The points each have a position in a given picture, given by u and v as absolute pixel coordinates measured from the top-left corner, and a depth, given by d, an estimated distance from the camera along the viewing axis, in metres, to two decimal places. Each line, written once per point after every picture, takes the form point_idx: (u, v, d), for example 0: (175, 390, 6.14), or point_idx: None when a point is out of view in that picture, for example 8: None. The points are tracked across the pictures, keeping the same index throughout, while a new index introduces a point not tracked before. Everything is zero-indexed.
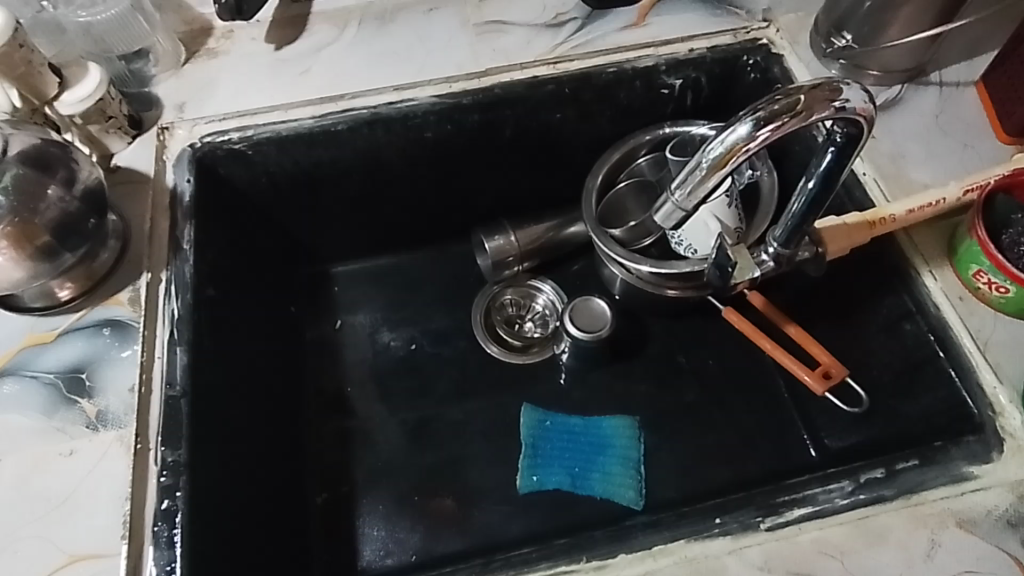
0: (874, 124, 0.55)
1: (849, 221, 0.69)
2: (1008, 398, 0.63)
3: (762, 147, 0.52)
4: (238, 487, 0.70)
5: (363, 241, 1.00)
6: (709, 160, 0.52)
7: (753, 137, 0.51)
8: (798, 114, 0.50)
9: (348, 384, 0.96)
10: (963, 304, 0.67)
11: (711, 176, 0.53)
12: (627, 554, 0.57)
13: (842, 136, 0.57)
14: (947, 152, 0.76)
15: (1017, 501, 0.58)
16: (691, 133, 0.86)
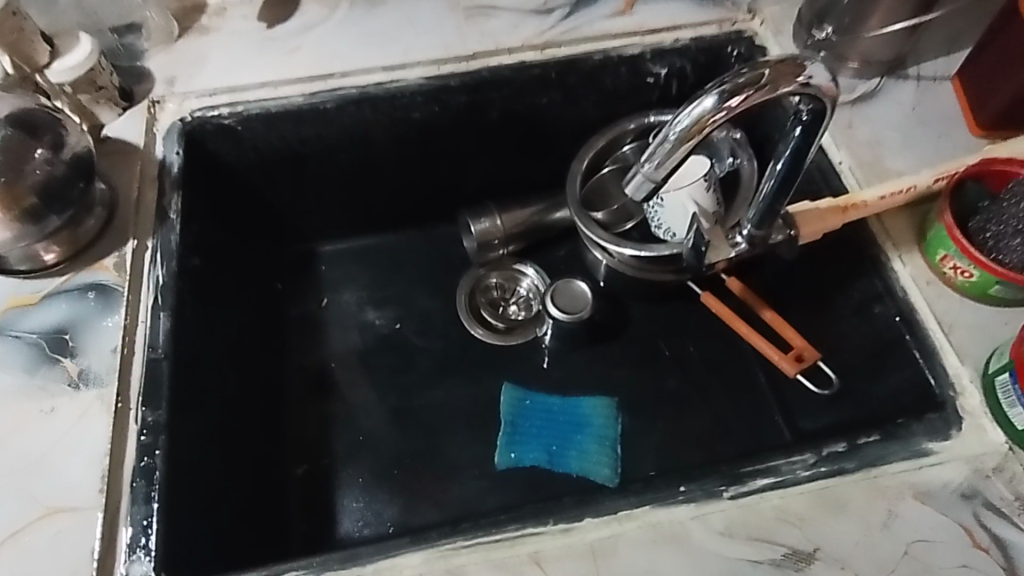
0: (838, 100, 0.56)
1: (823, 206, 0.70)
2: (970, 377, 0.65)
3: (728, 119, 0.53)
4: (216, 452, 0.71)
5: (350, 221, 1.02)
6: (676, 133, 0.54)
7: (719, 109, 0.53)
8: (763, 86, 0.52)
9: (331, 360, 0.97)
10: (931, 287, 0.69)
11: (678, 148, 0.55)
12: (593, 517, 0.59)
13: (808, 114, 0.58)
14: (923, 142, 0.78)
15: (971, 475, 0.60)
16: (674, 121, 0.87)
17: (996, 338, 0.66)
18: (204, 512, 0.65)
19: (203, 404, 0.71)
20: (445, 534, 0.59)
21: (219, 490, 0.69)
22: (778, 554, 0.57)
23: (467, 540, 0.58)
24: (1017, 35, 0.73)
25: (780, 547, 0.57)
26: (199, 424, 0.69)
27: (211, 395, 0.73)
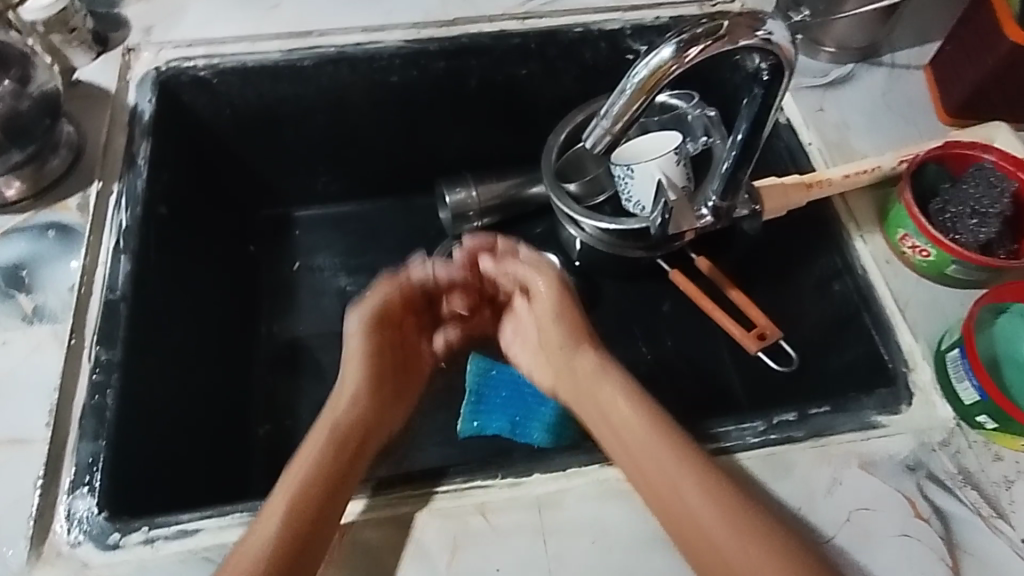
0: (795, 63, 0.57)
1: (787, 182, 0.72)
2: (921, 354, 0.66)
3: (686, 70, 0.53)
4: (172, 398, 0.71)
5: (326, 185, 1.02)
6: (634, 83, 0.53)
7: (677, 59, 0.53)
8: (722, 37, 0.52)
9: (300, 323, 0.96)
10: (889, 267, 0.70)
11: (637, 100, 0.54)
12: (543, 473, 0.59)
13: (768, 73, 0.58)
14: (890, 126, 0.79)
15: (918, 448, 0.61)
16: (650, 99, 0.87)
17: (949, 317, 0.67)
18: (155, 452, 0.65)
19: (161, 351, 0.71)
20: (392, 484, 0.58)
21: (170, 436, 0.69)
22: None
23: (414, 488, 0.58)
24: (984, 24, 0.73)
25: None
26: (155, 369, 0.69)
27: (170, 343, 0.73)
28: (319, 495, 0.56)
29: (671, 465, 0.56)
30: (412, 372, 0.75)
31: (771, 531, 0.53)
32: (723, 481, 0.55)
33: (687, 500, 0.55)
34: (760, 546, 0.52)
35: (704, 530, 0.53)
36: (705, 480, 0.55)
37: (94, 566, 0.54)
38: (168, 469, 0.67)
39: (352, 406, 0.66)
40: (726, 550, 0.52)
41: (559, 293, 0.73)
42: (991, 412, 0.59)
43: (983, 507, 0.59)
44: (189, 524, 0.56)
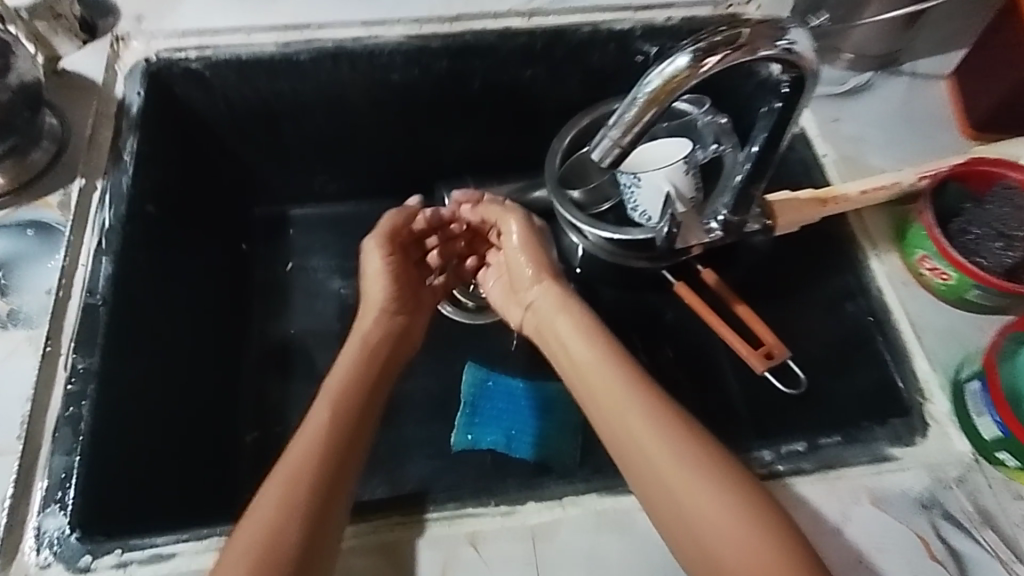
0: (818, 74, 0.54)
1: (801, 197, 0.69)
2: (937, 383, 0.63)
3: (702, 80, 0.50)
4: (155, 407, 0.68)
5: (322, 184, 0.99)
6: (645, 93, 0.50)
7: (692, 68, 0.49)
8: (740, 47, 0.49)
9: (292, 325, 0.94)
10: (905, 289, 0.67)
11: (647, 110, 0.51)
12: (537, 501, 0.56)
13: (790, 86, 0.55)
14: (910, 140, 0.75)
15: (934, 484, 0.58)
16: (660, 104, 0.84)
17: (970, 344, 0.64)
18: (133, 465, 0.63)
19: (144, 357, 0.68)
20: (380, 509, 0.56)
21: (151, 446, 0.66)
22: None
23: (404, 514, 0.55)
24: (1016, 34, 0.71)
25: None
26: (137, 377, 0.66)
27: (153, 348, 0.70)
28: (299, 538, 0.51)
29: (629, 406, 0.59)
30: (399, 345, 0.75)
31: (720, 471, 0.54)
32: (680, 422, 0.57)
33: (640, 437, 0.57)
34: (706, 483, 0.53)
35: (653, 466, 0.55)
36: (660, 419, 0.57)
37: None
38: (148, 482, 0.64)
39: (325, 427, 0.59)
40: (672, 485, 0.54)
41: (534, 242, 0.76)
42: (1010, 447, 0.56)
43: (1001, 550, 0.56)
44: (163, 548, 0.53)
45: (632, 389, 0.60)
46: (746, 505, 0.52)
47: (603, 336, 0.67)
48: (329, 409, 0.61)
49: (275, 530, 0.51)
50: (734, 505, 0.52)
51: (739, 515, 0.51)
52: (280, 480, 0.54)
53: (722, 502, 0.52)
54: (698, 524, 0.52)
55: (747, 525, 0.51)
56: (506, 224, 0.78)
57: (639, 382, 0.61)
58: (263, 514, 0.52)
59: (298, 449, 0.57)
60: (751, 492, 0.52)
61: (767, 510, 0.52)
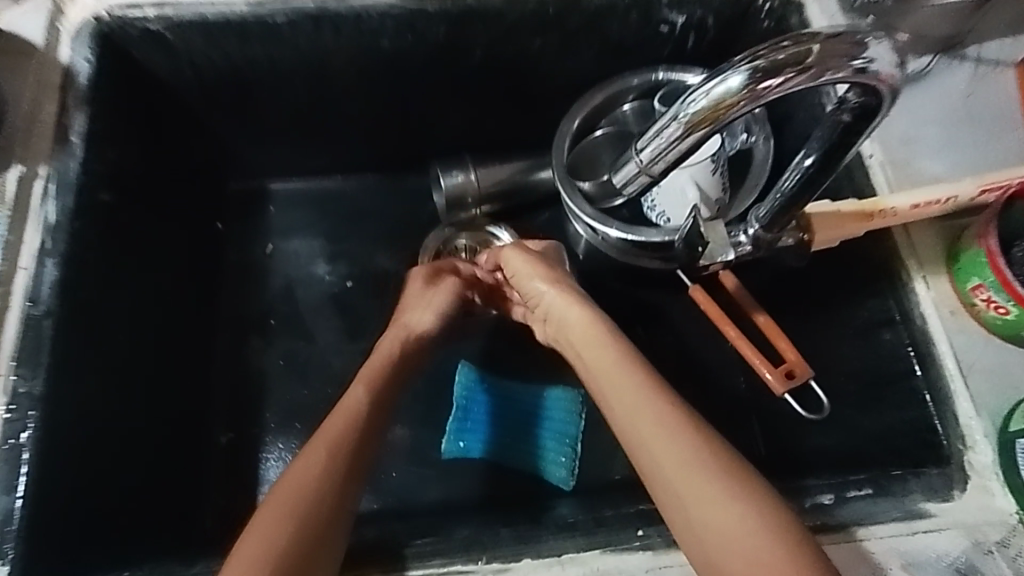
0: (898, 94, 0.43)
1: (844, 209, 0.60)
2: (982, 432, 0.56)
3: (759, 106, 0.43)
4: (110, 422, 0.62)
5: (305, 158, 0.89)
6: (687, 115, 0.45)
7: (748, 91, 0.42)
8: (807, 69, 0.40)
9: (271, 315, 0.86)
10: (953, 319, 0.60)
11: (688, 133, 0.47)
12: (533, 559, 0.51)
13: (854, 111, 0.45)
14: (969, 142, 0.65)
15: (971, 548, 0.52)
16: (686, 82, 0.73)
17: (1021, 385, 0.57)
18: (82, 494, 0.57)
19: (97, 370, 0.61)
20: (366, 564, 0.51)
21: (105, 468, 0.60)
22: None
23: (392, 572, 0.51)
24: None
25: None
26: (87, 394, 0.59)
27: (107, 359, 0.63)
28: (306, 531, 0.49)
29: (635, 404, 0.54)
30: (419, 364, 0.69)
31: (734, 480, 0.49)
32: (693, 422, 0.52)
33: (647, 441, 0.52)
34: (718, 491, 0.48)
35: (660, 472, 0.51)
36: (669, 419, 0.52)
37: None
38: (102, 510, 0.59)
39: (354, 411, 0.58)
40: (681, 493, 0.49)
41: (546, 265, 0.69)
42: None
43: None
44: None
45: (640, 386, 0.55)
46: (764, 518, 0.47)
47: (612, 326, 0.62)
48: (364, 385, 0.61)
49: (288, 516, 0.50)
50: (748, 515, 0.47)
51: (755, 529, 0.46)
52: (301, 465, 0.53)
53: (735, 513, 0.47)
54: (709, 537, 0.47)
55: (763, 540, 0.46)
56: (505, 262, 0.72)
57: (649, 377, 0.56)
58: (277, 501, 0.51)
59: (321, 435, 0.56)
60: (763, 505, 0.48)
61: (787, 522, 0.47)
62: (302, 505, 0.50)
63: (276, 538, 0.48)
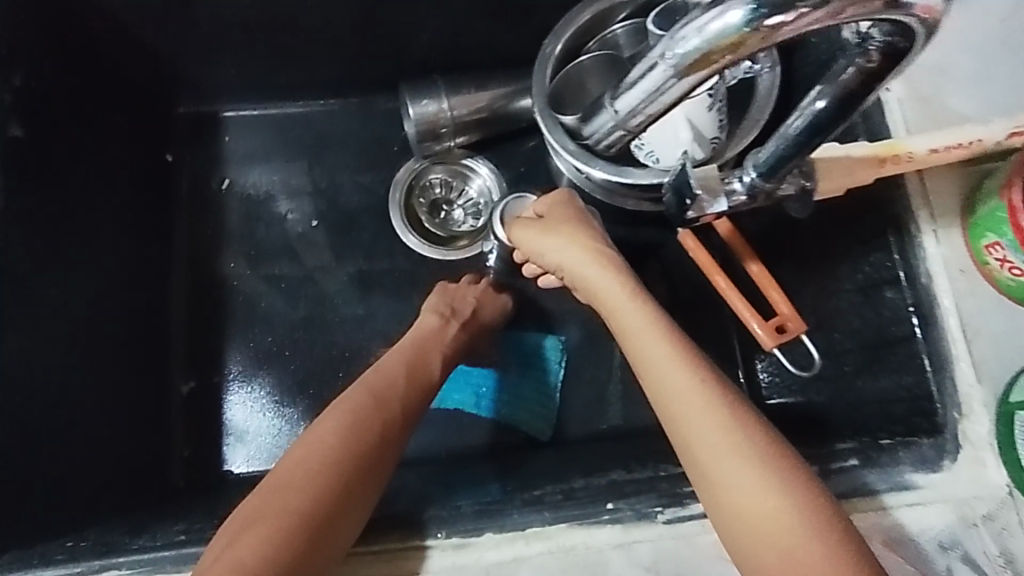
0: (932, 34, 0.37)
1: (856, 154, 0.54)
2: (981, 402, 0.53)
3: (766, 46, 0.36)
4: (35, 377, 0.59)
5: (259, 79, 0.80)
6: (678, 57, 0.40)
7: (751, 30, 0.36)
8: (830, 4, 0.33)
9: (231, 255, 0.80)
10: (963, 278, 0.55)
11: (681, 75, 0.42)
12: (494, 534, 0.48)
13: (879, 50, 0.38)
14: (1002, 76, 0.57)
15: (957, 522, 0.50)
16: None
17: None
18: (13, 452, 0.55)
19: (14, 323, 0.58)
20: None
21: (34, 425, 0.58)
22: None
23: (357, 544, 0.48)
24: None
25: None
26: (2, 347, 0.56)
27: (26, 308, 0.59)
28: (342, 485, 0.48)
29: (669, 384, 0.47)
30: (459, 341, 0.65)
31: (781, 476, 0.43)
32: (733, 403, 0.46)
33: (679, 424, 0.46)
34: (761, 488, 0.43)
35: (696, 462, 0.45)
36: (708, 403, 0.46)
37: None
38: (37, 468, 0.57)
39: (428, 383, 0.59)
40: (718, 487, 0.44)
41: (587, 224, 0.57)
42: None
43: None
44: None
45: (673, 358, 0.48)
46: (812, 522, 0.42)
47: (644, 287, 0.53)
48: (439, 361, 0.61)
49: (348, 458, 0.49)
50: (800, 522, 0.42)
51: (808, 538, 0.41)
52: (347, 410, 0.53)
53: (784, 517, 0.42)
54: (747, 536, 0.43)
55: (812, 546, 0.41)
56: (519, 235, 0.60)
57: (684, 348, 0.49)
58: (327, 441, 0.50)
59: (385, 386, 0.56)
60: (807, 502, 0.42)
61: (840, 525, 0.42)
62: (359, 459, 0.50)
63: (334, 475, 0.48)
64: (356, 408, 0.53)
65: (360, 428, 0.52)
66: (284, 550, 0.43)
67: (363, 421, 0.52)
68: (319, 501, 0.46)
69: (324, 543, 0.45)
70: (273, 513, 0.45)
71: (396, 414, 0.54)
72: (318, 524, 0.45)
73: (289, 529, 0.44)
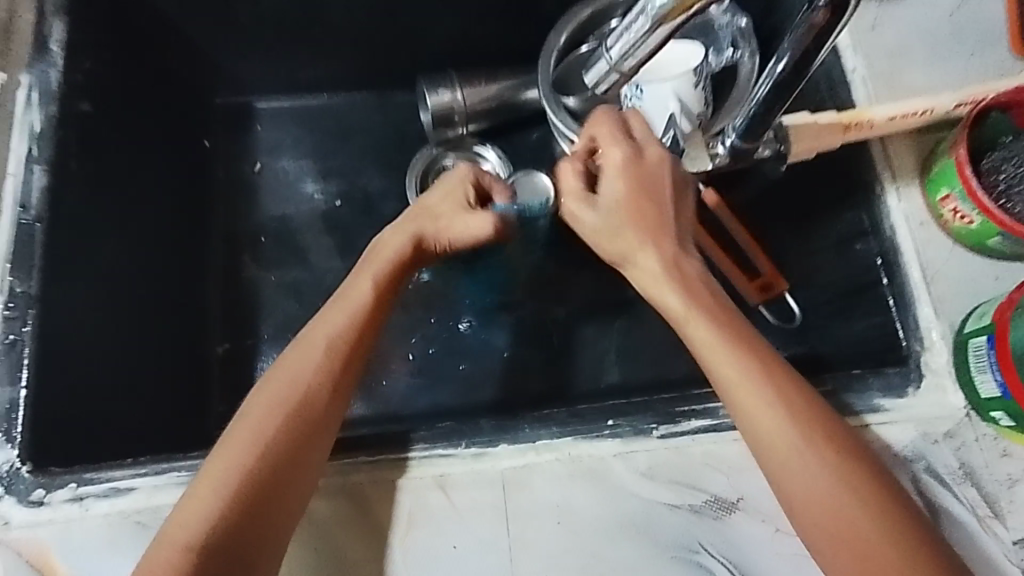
0: None
1: (822, 121, 0.61)
2: (940, 334, 0.59)
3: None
4: (100, 323, 0.65)
5: (292, 73, 0.88)
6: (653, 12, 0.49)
7: None
8: None
9: (263, 232, 0.86)
10: (922, 229, 0.62)
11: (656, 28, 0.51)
12: (509, 445, 0.54)
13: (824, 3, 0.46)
14: (951, 57, 0.65)
15: (920, 438, 0.56)
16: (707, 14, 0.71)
17: (985, 290, 0.59)
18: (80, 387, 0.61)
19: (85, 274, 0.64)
20: (359, 447, 0.54)
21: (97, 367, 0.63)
22: (699, 501, 0.53)
23: (387, 455, 0.54)
24: None
25: (703, 493, 0.53)
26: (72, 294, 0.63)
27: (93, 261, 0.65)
28: (288, 444, 0.50)
29: (714, 368, 0.52)
30: (422, 255, 0.63)
31: (827, 451, 0.48)
32: (775, 378, 0.51)
33: (737, 406, 0.51)
34: (810, 464, 0.48)
35: (753, 438, 0.50)
36: (744, 380, 0.51)
37: (15, 526, 0.50)
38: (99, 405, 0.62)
39: (359, 305, 0.57)
40: (772, 462, 0.49)
41: (652, 217, 0.58)
42: (1008, 410, 0.53)
43: (979, 507, 0.55)
44: (120, 483, 0.51)
45: (726, 348, 0.52)
46: (850, 490, 0.47)
47: (694, 286, 0.55)
48: (371, 280, 0.59)
49: (297, 411, 0.52)
50: (822, 470, 0.48)
51: (829, 483, 0.47)
52: (297, 358, 0.54)
53: (826, 492, 0.47)
54: (796, 506, 0.48)
55: (852, 511, 0.47)
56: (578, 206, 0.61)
57: (730, 335, 0.53)
58: (277, 395, 0.52)
59: (339, 330, 0.55)
60: (850, 471, 0.48)
61: (863, 480, 0.47)
62: (306, 416, 0.52)
63: (281, 433, 0.50)
64: (298, 375, 0.53)
65: (304, 400, 0.52)
66: (223, 521, 0.47)
67: (307, 390, 0.53)
68: (266, 471, 0.49)
69: (271, 509, 0.48)
70: (210, 483, 0.49)
71: (341, 377, 0.54)
72: (262, 494, 0.48)
73: (228, 494, 0.48)
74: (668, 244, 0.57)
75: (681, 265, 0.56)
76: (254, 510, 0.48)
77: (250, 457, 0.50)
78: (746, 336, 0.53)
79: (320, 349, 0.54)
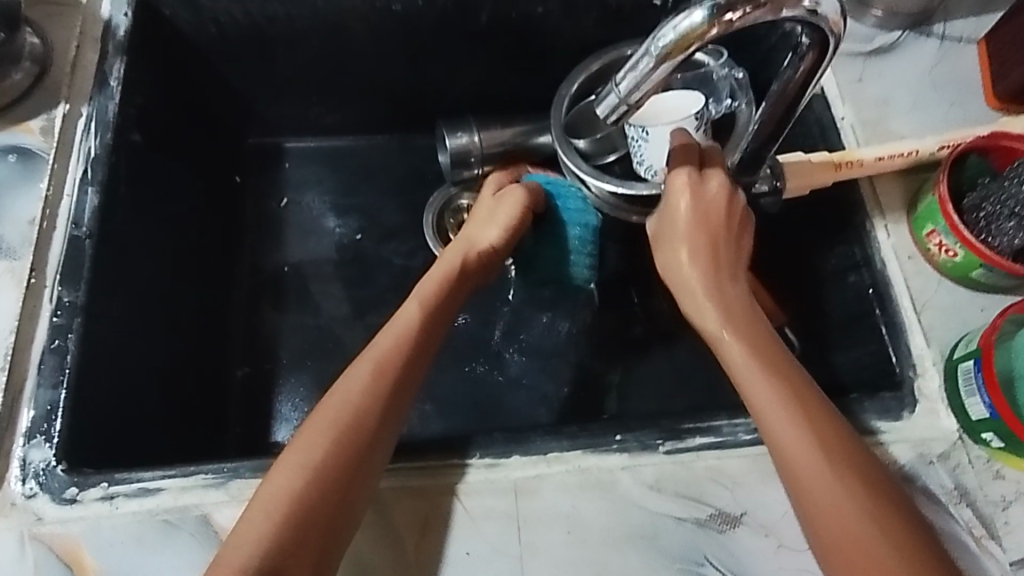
0: (841, 38, 0.52)
1: (815, 160, 0.66)
2: (932, 360, 0.62)
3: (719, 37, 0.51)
4: (134, 337, 0.68)
5: (322, 116, 0.94)
6: (658, 48, 0.51)
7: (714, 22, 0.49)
8: (763, 5, 0.48)
9: (286, 262, 0.91)
10: (910, 263, 0.66)
11: (660, 66, 0.52)
12: (521, 456, 0.56)
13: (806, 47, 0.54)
14: (934, 108, 0.71)
15: (916, 458, 0.58)
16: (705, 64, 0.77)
17: (972, 320, 0.63)
18: (113, 396, 0.64)
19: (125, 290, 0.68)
20: None
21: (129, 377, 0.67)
22: (704, 515, 0.55)
23: (404, 463, 0.56)
24: None
25: (707, 507, 0.55)
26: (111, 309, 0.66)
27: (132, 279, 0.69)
28: (336, 468, 0.51)
29: (753, 396, 0.53)
30: (472, 268, 0.70)
31: (868, 494, 0.48)
32: (817, 416, 0.51)
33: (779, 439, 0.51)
34: (849, 506, 0.48)
35: (792, 475, 0.50)
36: (787, 414, 0.51)
37: (48, 521, 0.53)
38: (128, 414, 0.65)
39: (406, 329, 0.60)
40: (811, 500, 0.49)
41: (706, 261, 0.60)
42: (999, 430, 0.56)
43: (975, 527, 0.56)
44: (149, 484, 0.54)
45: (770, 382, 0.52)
46: (890, 536, 0.46)
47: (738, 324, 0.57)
48: (418, 305, 0.63)
49: (344, 429, 0.53)
50: (863, 511, 0.47)
51: (863, 520, 0.47)
52: (351, 380, 0.56)
53: (863, 536, 0.47)
54: (829, 547, 0.48)
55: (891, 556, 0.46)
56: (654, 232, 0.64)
57: (775, 370, 0.53)
58: (326, 416, 0.54)
59: (391, 356, 0.58)
60: (887, 516, 0.47)
61: (902, 526, 0.47)
62: (356, 439, 0.53)
63: (329, 459, 0.51)
64: (347, 400, 0.55)
65: (354, 423, 0.53)
66: (272, 544, 0.48)
67: (357, 414, 0.54)
68: (310, 498, 0.50)
69: (319, 533, 0.49)
70: (260, 506, 0.49)
71: (386, 402, 0.56)
72: (305, 517, 0.49)
73: (274, 519, 0.49)
74: (718, 284, 0.59)
75: (729, 306, 0.58)
76: (299, 535, 0.48)
77: (302, 481, 0.50)
78: (792, 374, 0.53)
79: (372, 376, 0.56)
